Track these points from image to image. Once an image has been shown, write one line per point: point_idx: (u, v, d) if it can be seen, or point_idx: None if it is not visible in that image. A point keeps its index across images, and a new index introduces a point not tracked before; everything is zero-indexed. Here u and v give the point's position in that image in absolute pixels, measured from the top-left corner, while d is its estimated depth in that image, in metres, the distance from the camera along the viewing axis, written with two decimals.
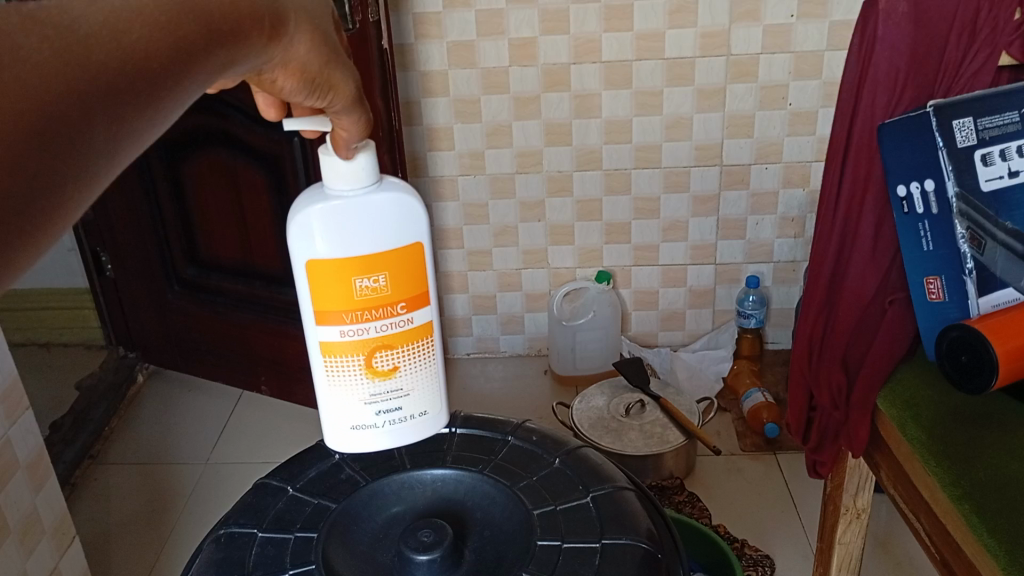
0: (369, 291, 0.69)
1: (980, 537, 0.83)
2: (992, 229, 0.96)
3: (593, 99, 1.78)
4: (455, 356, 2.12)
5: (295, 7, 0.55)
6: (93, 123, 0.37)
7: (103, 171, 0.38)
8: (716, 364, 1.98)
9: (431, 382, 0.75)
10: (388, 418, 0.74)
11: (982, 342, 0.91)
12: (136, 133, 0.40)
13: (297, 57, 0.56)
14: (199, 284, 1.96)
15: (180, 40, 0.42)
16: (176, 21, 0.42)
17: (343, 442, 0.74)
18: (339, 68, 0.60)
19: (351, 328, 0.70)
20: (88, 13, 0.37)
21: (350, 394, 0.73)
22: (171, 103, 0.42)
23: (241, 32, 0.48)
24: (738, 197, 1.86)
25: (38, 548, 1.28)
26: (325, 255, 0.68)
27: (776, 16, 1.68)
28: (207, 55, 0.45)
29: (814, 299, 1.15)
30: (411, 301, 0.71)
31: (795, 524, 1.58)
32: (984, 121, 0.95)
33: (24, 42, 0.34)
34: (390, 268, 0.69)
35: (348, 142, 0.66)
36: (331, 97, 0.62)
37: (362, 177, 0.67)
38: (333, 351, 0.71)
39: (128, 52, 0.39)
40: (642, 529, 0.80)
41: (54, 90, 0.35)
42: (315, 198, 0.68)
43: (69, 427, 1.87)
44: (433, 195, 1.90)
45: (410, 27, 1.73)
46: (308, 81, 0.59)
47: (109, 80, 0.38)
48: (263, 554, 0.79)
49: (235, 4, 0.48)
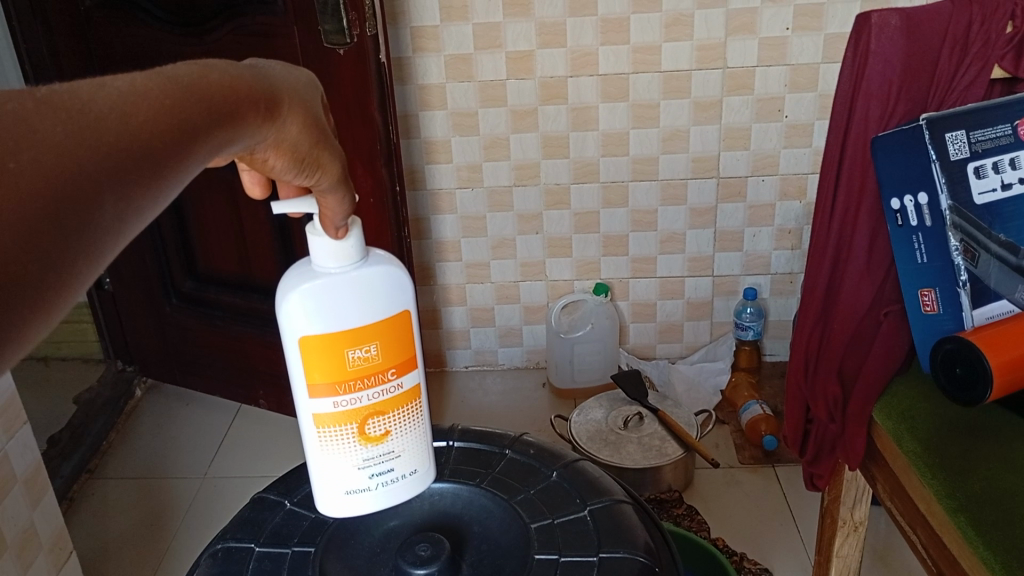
0: (361, 361, 0.70)
1: (977, 549, 0.83)
2: (986, 241, 0.96)
3: (589, 112, 1.78)
4: (454, 369, 2.12)
5: (286, 88, 0.58)
6: (101, 198, 0.40)
7: (110, 243, 0.42)
8: (714, 376, 1.99)
9: (421, 441, 0.76)
10: (380, 481, 0.74)
11: (977, 356, 0.91)
12: (140, 208, 0.43)
13: (289, 138, 0.58)
14: (197, 297, 1.95)
15: (182, 121, 0.46)
16: (179, 104, 0.46)
17: (336, 508, 0.74)
18: (326, 148, 0.62)
19: (344, 399, 0.70)
20: (97, 99, 0.42)
21: (345, 462, 0.72)
22: (174, 180, 0.46)
23: (237, 111, 0.52)
24: (735, 209, 1.87)
25: (36, 562, 1.28)
26: (315, 330, 0.68)
27: (771, 30, 1.69)
28: (207, 133, 0.48)
29: (810, 311, 1.14)
30: (401, 366, 0.72)
31: (793, 537, 1.58)
32: (977, 134, 0.96)
33: (40, 127, 0.38)
34: (381, 337, 0.70)
35: (334, 221, 0.66)
36: (318, 176, 0.62)
37: (351, 256, 0.68)
38: (326, 423, 0.71)
39: (133, 134, 0.43)
40: (639, 542, 0.80)
41: (64, 169, 0.39)
42: (304, 274, 0.68)
43: (67, 441, 1.87)
44: (431, 208, 1.91)
45: (408, 41, 1.74)
46: (297, 162, 0.60)
47: (115, 160, 0.41)
48: (260, 568, 0.79)
49: (234, 86, 0.52)
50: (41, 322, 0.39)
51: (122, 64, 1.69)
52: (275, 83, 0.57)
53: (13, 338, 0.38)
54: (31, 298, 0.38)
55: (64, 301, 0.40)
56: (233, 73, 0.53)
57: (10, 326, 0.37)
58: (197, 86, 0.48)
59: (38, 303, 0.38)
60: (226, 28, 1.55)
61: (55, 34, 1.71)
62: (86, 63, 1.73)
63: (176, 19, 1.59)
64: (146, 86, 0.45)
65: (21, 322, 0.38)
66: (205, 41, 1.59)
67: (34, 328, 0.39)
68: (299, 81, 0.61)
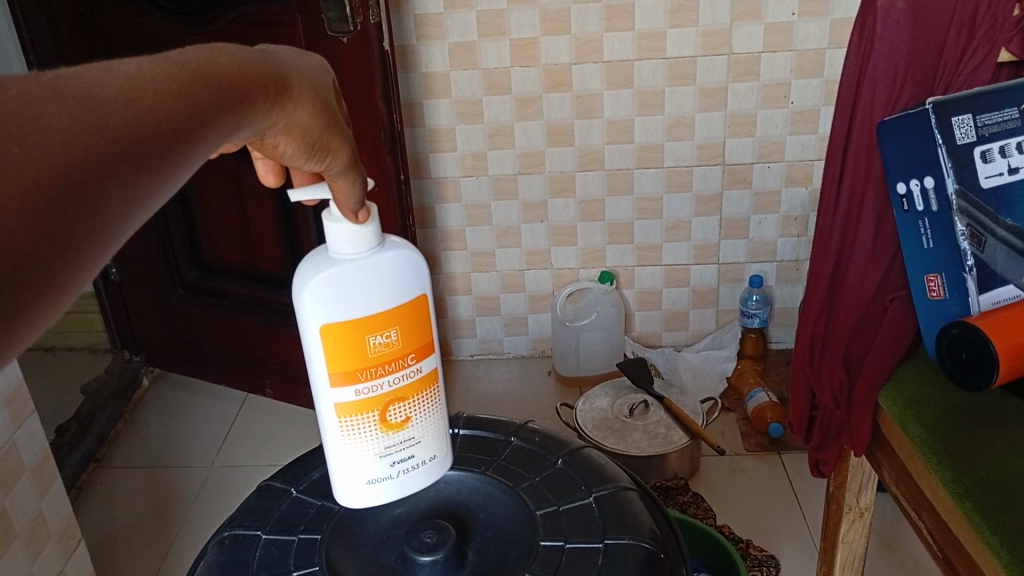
0: (381, 348, 0.70)
1: (981, 534, 0.83)
2: (993, 225, 0.96)
3: (594, 99, 1.78)
4: (459, 357, 2.12)
5: (294, 72, 0.58)
6: (109, 184, 0.41)
7: (119, 229, 0.42)
8: (719, 364, 1.98)
9: (439, 427, 0.76)
10: (401, 468, 0.74)
11: (983, 341, 0.91)
12: (149, 193, 0.43)
13: (298, 123, 0.58)
14: (202, 287, 1.96)
15: (191, 106, 0.46)
16: (187, 89, 0.46)
17: (357, 498, 0.74)
18: (336, 133, 0.62)
19: (365, 386, 0.70)
20: (104, 83, 0.42)
21: (365, 450, 0.72)
22: (183, 165, 0.46)
23: (246, 97, 0.52)
24: (740, 196, 1.87)
25: (45, 551, 1.29)
26: (336, 318, 0.68)
27: (777, 15, 1.68)
28: (215, 118, 0.48)
29: (815, 296, 1.14)
30: (420, 351, 0.72)
31: (800, 524, 1.58)
32: (984, 117, 0.95)
33: (44, 112, 0.38)
34: (400, 323, 0.70)
35: (348, 205, 0.65)
36: (329, 160, 0.62)
37: (368, 241, 0.67)
38: (347, 411, 0.71)
39: (141, 119, 0.43)
40: (644, 529, 0.80)
41: (71, 155, 0.39)
42: (320, 263, 0.68)
43: (75, 431, 1.88)
44: (436, 196, 1.91)
45: (412, 28, 1.73)
46: (308, 146, 0.60)
47: (123, 146, 0.41)
48: (267, 555, 0.79)
49: (242, 71, 0.52)
50: (47, 309, 0.39)
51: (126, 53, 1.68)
52: (283, 68, 0.57)
53: (18, 325, 0.38)
54: (38, 284, 0.38)
55: (70, 287, 0.40)
56: (242, 58, 0.52)
57: (15, 312, 0.38)
58: (205, 71, 0.48)
59: (46, 289, 0.38)
60: (229, 16, 1.55)
61: (57, 20, 1.71)
62: (89, 49, 1.72)
63: (180, 8, 1.58)
64: (154, 71, 0.45)
65: (28, 308, 0.38)
66: (208, 29, 1.58)
67: (40, 313, 0.39)
68: (311, 65, 0.61)
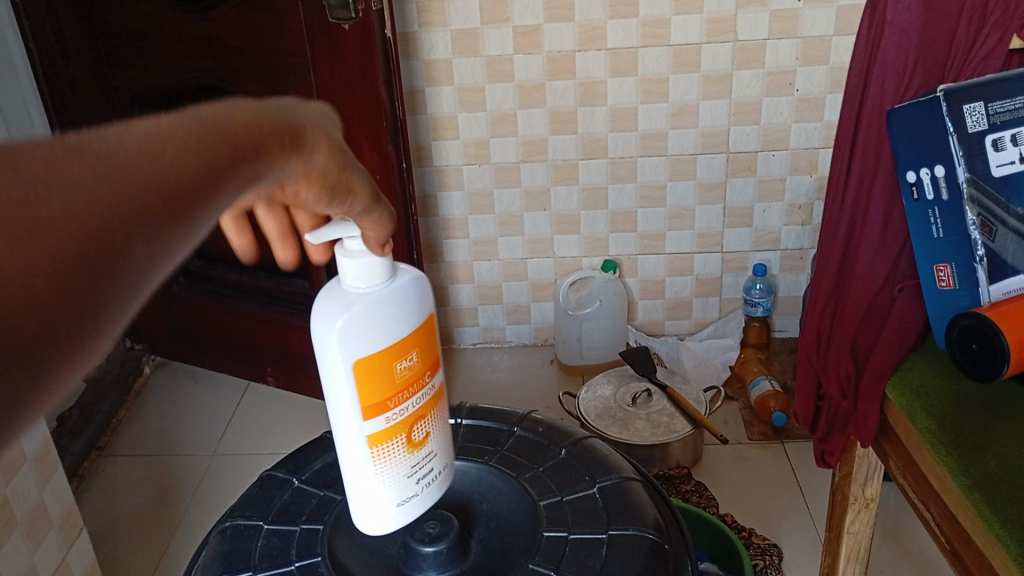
0: (407, 370, 0.69)
1: (992, 528, 0.82)
2: (1003, 215, 0.94)
3: (598, 87, 1.76)
4: (461, 346, 2.12)
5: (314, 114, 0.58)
6: (134, 242, 0.40)
7: (143, 283, 0.41)
8: (722, 353, 1.96)
9: (450, 436, 0.75)
10: (425, 485, 0.73)
11: (993, 332, 0.90)
12: (174, 246, 0.43)
13: (319, 166, 0.57)
14: (204, 275, 1.95)
15: (213, 156, 0.45)
16: (209, 139, 0.45)
17: (387, 523, 0.72)
18: (357, 173, 0.61)
19: (395, 412, 0.69)
20: (127, 140, 0.41)
21: (394, 476, 0.71)
22: (206, 215, 0.45)
23: (268, 142, 0.51)
24: (745, 184, 1.85)
25: (46, 540, 1.28)
26: (370, 349, 0.66)
27: (783, 2, 1.67)
28: (238, 166, 0.47)
29: (824, 284, 1.13)
30: (434, 367, 0.72)
31: (803, 513, 1.58)
32: (996, 105, 0.94)
33: (70, 172, 0.37)
34: (420, 344, 0.69)
35: (377, 239, 0.64)
36: (350, 201, 0.61)
37: (386, 269, 0.67)
38: (378, 441, 0.69)
39: (166, 174, 0.42)
40: (648, 520, 0.79)
41: (94, 215, 0.38)
42: (345, 296, 0.66)
43: (77, 418, 1.86)
44: (437, 184, 1.90)
45: (414, 15, 1.72)
46: (331, 189, 0.59)
47: (149, 201, 0.41)
48: (269, 546, 0.78)
49: (263, 116, 0.51)
50: (73, 367, 0.38)
51: (127, 41, 1.67)
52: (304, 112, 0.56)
53: (50, 385, 0.38)
54: (61, 342, 0.37)
55: (94, 343, 0.39)
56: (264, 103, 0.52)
57: (41, 374, 0.37)
58: (226, 119, 0.48)
59: (70, 348, 0.38)
60: (231, 2, 1.53)
61: (60, 10, 1.69)
62: (90, 37, 1.71)
63: None
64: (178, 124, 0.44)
65: (56, 365, 0.38)
66: (208, 16, 1.56)
67: (66, 374, 0.38)
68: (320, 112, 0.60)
